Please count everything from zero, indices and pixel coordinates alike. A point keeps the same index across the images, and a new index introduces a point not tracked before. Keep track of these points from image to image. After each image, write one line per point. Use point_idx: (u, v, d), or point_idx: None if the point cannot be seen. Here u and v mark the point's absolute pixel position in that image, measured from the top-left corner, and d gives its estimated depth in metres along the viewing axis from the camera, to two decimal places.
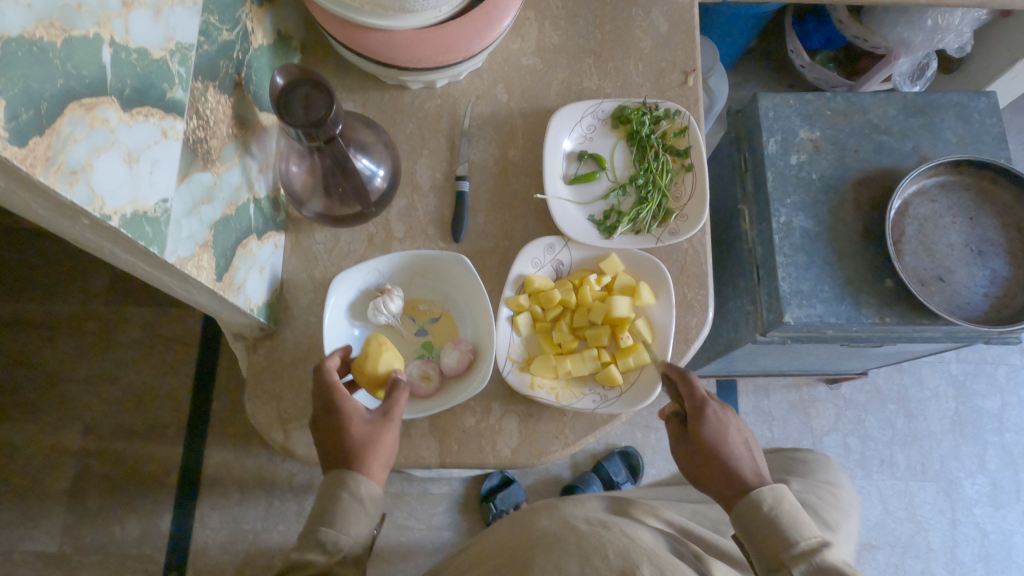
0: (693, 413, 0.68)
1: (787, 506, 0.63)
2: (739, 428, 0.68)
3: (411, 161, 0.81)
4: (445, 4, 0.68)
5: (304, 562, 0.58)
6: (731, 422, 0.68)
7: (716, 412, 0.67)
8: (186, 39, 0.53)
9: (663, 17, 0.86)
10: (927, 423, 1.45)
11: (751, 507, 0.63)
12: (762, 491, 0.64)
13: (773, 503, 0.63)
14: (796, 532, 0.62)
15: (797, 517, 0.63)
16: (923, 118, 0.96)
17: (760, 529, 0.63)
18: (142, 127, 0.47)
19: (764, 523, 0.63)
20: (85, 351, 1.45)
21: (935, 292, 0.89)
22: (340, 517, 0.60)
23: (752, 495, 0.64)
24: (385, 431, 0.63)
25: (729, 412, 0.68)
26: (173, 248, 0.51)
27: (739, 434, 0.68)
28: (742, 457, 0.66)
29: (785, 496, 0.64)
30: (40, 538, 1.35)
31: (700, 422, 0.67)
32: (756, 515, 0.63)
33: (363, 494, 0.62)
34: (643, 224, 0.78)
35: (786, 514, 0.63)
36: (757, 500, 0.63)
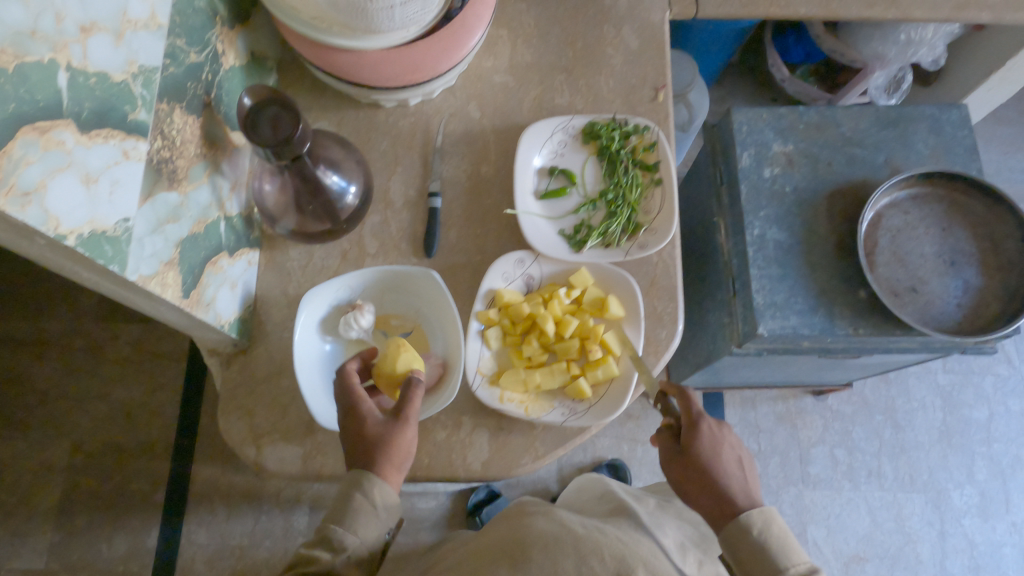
0: (689, 426, 0.70)
1: (776, 529, 0.64)
2: (733, 446, 0.70)
3: (384, 178, 0.82)
4: (413, 24, 0.69)
5: (309, 558, 0.57)
6: (725, 438, 0.70)
7: (711, 427, 0.70)
8: (149, 62, 0.54)
9: (634, 34, 0.87)
10: (915, 433, 1.45)
11: (741, 530, 0.64)
12: (751, 514, 0.65)
13: (762, 527, 0.64)
14: (787, 557, 0.63)
15: (787, 542, 0.63)
16: (896, 130, 0.97)
17: (749, 551, 0.63)
18: (101, 148, 0.48)
19: (753, 546, 0.63)
20: (73, 368, 1.46)
21: (908, 303, 0.90)
22: (350, 517, 0.60)
23: (741, 517, 0.65)
24: (400, 432, 0.62)
25: (725, 429, 0.71)
26: (135, 266, 0.52)
27: (732, 451, 0.70)
28: (733, 475, 0.68)
29: (774, 519, 0.65)
30: (27, 556, 1.35)
31: (695, 434, 0.69)
32: (745, 538, 0.64)
33: (374, 495, 0.61)
34: (613, 237, 0.79)
35: (776, 537, 0.63)
36: (747, 521, 0.64)
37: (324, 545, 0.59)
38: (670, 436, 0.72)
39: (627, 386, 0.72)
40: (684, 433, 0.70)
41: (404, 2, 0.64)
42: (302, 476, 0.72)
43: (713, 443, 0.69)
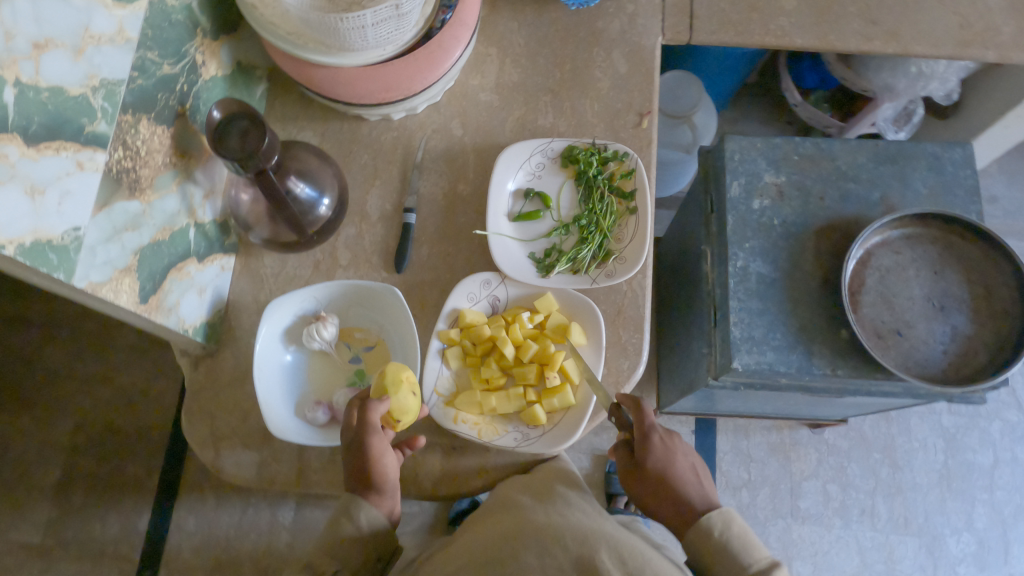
0: (642, 444, 0.68)
1: (737, 528, 0.65)
2: (684, 452, 0.70)
3: (363, 191, 0.83)
4: (389, 43, 0.70)
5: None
6: (678, 447, 0.69)
7: (663, 440, 0.69)
8: (114, 76, 0.56)
9: (623, 58, 0.87)
10: (913, 475, 1.41)
11: (703, 536, 0.65)
12: (712, 517, 0.65)
13: (722, 528, 0.65)
14: (749, 555, 0.63)
15: (747, 539, 0.64)
16: (894, 166, 0.95)
17: (711, 553, 0.64)
18: (51, 160, 0.49)
19: (716, 549, 0.64)
20: (80, 351, 1.51)
21: (891, 346, 0.87)
22: (338, 537, 0.66)
23: (702, 523, 0.65)
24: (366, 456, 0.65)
25: (676, 438, 0.70)
26: (84, 273, 0.54)
27: (686, 458, 0.70)
28: (689, 484, 0.68)
29: (733, 518, 0.65)
30: (24, 528, 1.39)
31: (649, 452, 0.68)
32: (709, 543, 0.64)
33: (357, 514, 0.66)
34: (582, 263, 0.78)
35: (736, 537, 0.64)
36: (707, 527, 0.65)
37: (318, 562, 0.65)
38: (624, 451, 0.71)
39: (579, 417, 0.71)
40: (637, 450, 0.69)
41: (375, 23, 0.65)
42: (257, 481, 0.73)
43: (666, 455, 0.68)
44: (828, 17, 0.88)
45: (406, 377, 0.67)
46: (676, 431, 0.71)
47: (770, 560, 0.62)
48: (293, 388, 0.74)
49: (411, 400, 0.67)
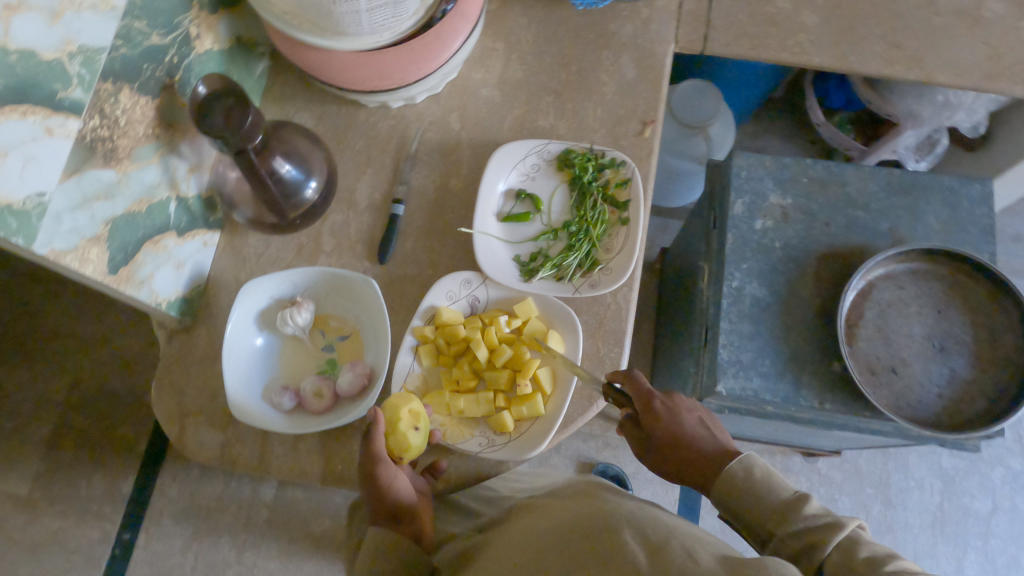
0: (643, 409, 0.67)
1: (760, 471, 0.59)
2: (690, 409, 0.68)
3: (354, 177, 0.82)
4: (386, 30, 0.68)
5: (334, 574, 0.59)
6: (681, 405, 0.68)
7: (664, 401, 0.67)
8: (94, 43, 0.55)
9: (632, 63, 0.84)
10: (906, 514, 1.37)
11: (728, 485, 0.60)
12: (731, 466, 0.60)
13: (745, 473, 0.59)
14: (778, 489, 0.57)
15: (771, 478, 0.58)
16: (907, 198, 0.91)
17: (737, 500, 0.59)
18: (16, 124, 0.49)
19: (743, 499, 0.58)
20: (81, 310, 1.52)
21: (884, 384, 0.84)
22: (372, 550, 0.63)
23: (723, 472, 0.60)
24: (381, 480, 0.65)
25: (678, 397, 0.68)
26: (47, 240, 0.54)
27: (692, 415, 0.67)
28: (703, 437, 0.65)
29: (754, 461, 0.60)
30: (12, 479, 1.41)
31: (651, 415, 0.67)
32: (733, 492, 0.59)
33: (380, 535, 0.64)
34: (566, 271, 0.77)
35: (760, 480, 0.59)
36: (729, 474, 0.60)
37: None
38: (631, 424, 0.70)
39: (546, 428, 0.70)
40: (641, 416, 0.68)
41: (370, 8, 0.63)
42: (218, 461, 0.73)
43: (670, 416, 0.66)
44: (850, 37, 0.85)
45: (408, 411, 0.67)
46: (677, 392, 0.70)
47: (799, 492, 0.57)
48: (263, 371, 0.73)
49: (413, 436, 0.66)
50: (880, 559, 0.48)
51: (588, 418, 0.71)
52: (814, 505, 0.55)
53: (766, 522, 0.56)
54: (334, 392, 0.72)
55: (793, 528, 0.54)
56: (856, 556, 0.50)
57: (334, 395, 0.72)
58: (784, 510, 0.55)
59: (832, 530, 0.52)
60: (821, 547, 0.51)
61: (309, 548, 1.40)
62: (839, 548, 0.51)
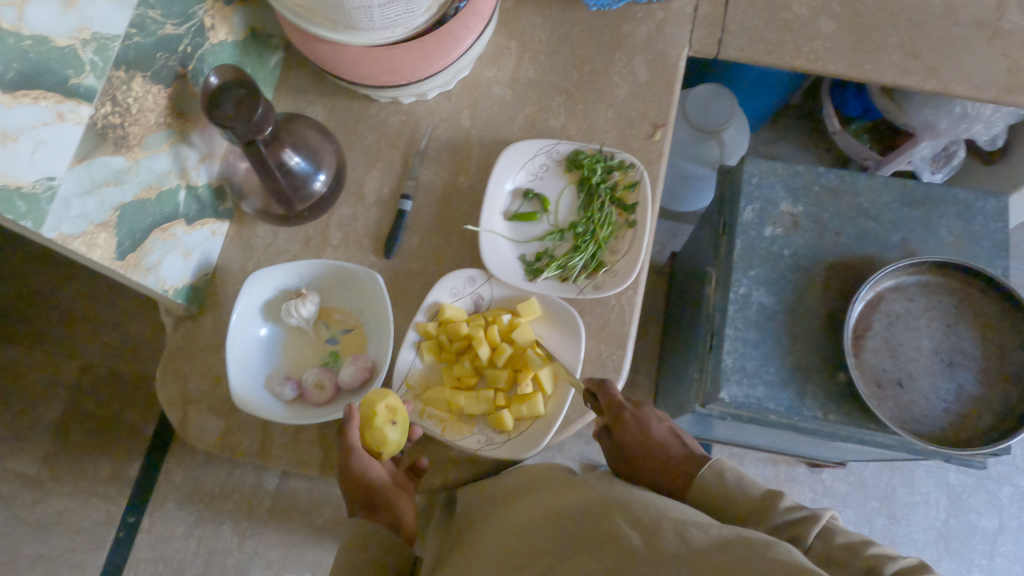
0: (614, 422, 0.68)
1: (731, 475, 0.60)
2: (660, 420, 0.70)
3: (363, 171, 0.82)
4: (398, 26, 0.68)
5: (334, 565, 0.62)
6: (651, 415, 0.70)
7: (633, 413, 0.69)
8: (107, 30, 0.56)
9: (645, 66, 0.84)
10: (910, 529, 1.35)
11: (701, 493, 0.60)
12: (703, 474, 0.61)
13: (717, 479, 0.60)
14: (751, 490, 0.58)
15: (743, 477, 0.59)
16: (920, 210, 0.90)
17: (718, 507, 0.59)
18: (27, 109, 0.49)
19: (713, 501, 0.59)
20: (93, 293, 1.53)
21: (889, 397, 0.83)
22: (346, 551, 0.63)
23: (696, 481, 0.61)
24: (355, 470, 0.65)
25: (647, 407, 0.70)
26: (55, 224, 0.54)
27: (660, 425, 0.69)
28: (673, 447, 0.67)
29: (725, 467, 0.61)
30: (21, 458, 1.43)
31: (622, 427, 0.68)
32: (705, 496, 0.60)
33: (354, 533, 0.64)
34: (571, 271, 0.77)
35: (732, 481, 0.60)
36: (701, 482, 0.61)
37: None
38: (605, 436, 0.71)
39: (545, 428, 0.70)
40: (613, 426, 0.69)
41: (382, 4, 0.63)
42: (219, 449, 0.73)
43: (640, 427, 0.68)
44: (867, 45, 0.84)
45: (384, 407, 0.64)
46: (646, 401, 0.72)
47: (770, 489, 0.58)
48: (265, 361, 0.74)
49: (391, 433, 0.64)
50: (858, 544, 0.50)
51: (587, 421, 0.72)
52: (788, 501, 0.56)
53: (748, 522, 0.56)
54: (337, 384, 0.72)
55: (772, 524, 0.55)
56: (834, 541, 0.51)
57: (337, 387, 0.72)
58: (761, 508, 0.56)
59: (808, 521, 0.53)
60: (802, 538, 0.52)
61: (310, 538, 1.41)
62: (819, 536, 0.52)
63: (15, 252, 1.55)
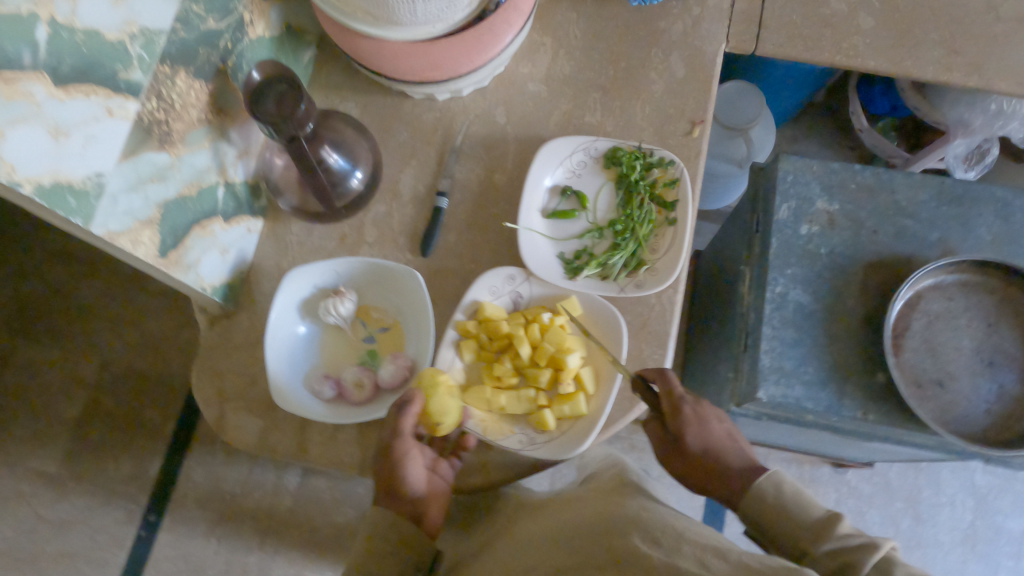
0: (671, 414, 0.67)
1: (790, 489, 0.61)
2: (718, 418, 0.68)
3: (397, 168, 0.81)
4: (439, 21, 0.68)
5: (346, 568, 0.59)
6: (711, 413, 0.68)
7: (694, 409, 0.67)
8: (154, 25, 0.55)
9: (681, 62, 0.83)
10: (936, 530, 1.34)
11: (756, 501, 0.61)
12: (761, 482, 0.61)
13: (776, 491, 0.60)
14: (806, 512, 0.58)
15: (802, 494, 0.59)
16: (958, 208, 0.89)
17: (771, 519, 0.59)
18: (78, 104, 0.49)
19: (768, 510, 0.59)
20: (113, 291, 1.53)
21: (930, 397, 0.82)
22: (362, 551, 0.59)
23: (753, 489, 0.61)
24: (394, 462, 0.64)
25: (707, 404, 0.68)
26: (103, 220, 0.53)
27: (721, 425, 0.68)
28: (730, 451, 0.66)
29: (783, 479, 0.61)
30: (42, 457, 1.43)
31: (679, 421, 0.66)
32: (761, 504, 0.60)
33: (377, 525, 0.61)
34: (611, 270, 0.76)
35: (791, 496, 0.60)
36: (759, 491, 0.61)
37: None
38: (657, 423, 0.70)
39: (587, 428, 0.69)
40: (670, 419, 0.67)
41: None
42: (257, 448, 0.73)
43: (699, 424, 0.67)
44: (907, 41, 0.82)
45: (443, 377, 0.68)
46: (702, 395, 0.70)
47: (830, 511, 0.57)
48: (303, 360, 0.73)
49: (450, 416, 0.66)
50: None
51: (629, 420, 0.71)
52: (847, 525, 0.55)
53: (802, 539, 0.56)
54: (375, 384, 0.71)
55: (828, 547, 0.54)
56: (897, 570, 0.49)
57: (376, 387, 0.72)
58: (819, 528, 0.56)
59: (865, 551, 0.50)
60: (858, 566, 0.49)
61: (331, 537, 1.40)
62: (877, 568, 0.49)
63: (34, 249, 1.55)
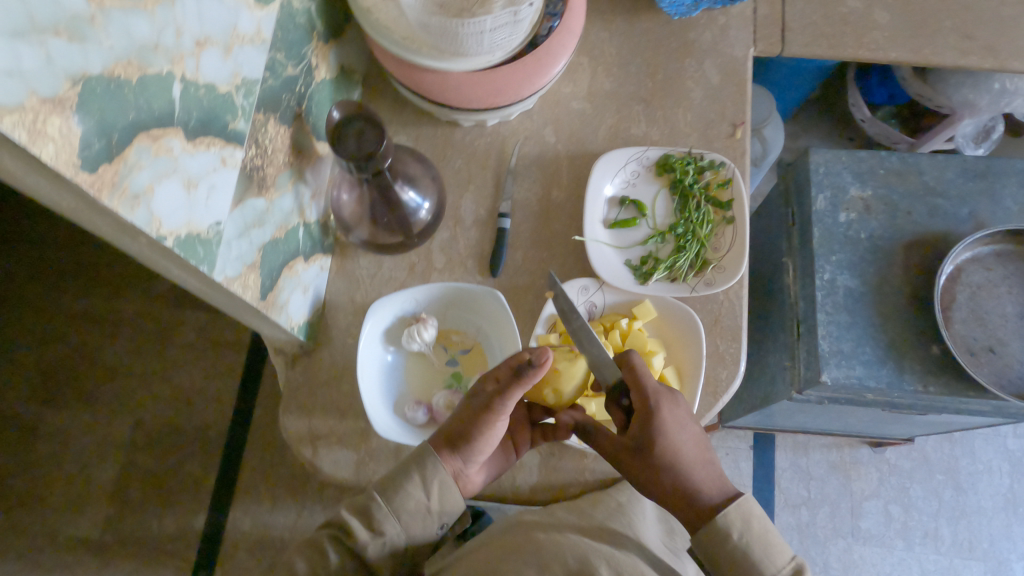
0: (645, 419, 0.62)
1: (757, 524, 0.59)
2: (691, 425, 0.63)
3: (457, 195, 0.84)
4: (499, 49, 0.71)
5: (347, 530, 0.63)
6: (685, 418, 0.63)
7: (669, 413, 0.62)
8: (252, 74, 0.57)
9: (715, 68, 0.87)
10: (978, 498, 1.38)
11: (717, 538, 0.59)
12: (730, 515, 0.59)
13: (743, 526, 0.59)
14: (768, 564, 0.59)
15: (768, 537, 0.59)
16: (984, 183, 0.94)
17: (730, 562, 0.59)
18: (202, 156, 0.50)
19: (732, 552, 0.59)
20: (140, 348, 1.52)
21: (984, 363, 0.86)
22: (398, 498, 0.63)
23: (718, 522, 0.59)
24: (479, 429, 0.63)
25: (682, 407, 0.64)
26: (222, 267, 0.55)
27: (693, 437, 0.63)
28: (698, 466, 0.62)
29: (753, 515, 0.59)
30: (84, 524, 1.41)
31: (654, 427, 0.61)
32: (724, 544, 0.59)
33: (430, 482, 0.64)
34: (679, 272, 0.79)
35: (757, 537, 0.59)
36: (726, 530, 0.58)
37: (362, 517, 0.63)
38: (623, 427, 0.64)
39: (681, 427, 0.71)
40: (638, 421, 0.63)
41: (493, 28, 0.66)
42: (354, 480, 0.74)
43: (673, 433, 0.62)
44: (924, 31, 0.87)
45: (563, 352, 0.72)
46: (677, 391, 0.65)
47: (793, 561, 0.59)
48: (391, 387, 0.75)
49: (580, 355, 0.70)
50: None
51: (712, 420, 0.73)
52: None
53: None
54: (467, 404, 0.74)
55: None
56: None
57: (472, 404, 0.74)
58: None
59: None
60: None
61: None
62: None
63: (57, 314, 1.54)
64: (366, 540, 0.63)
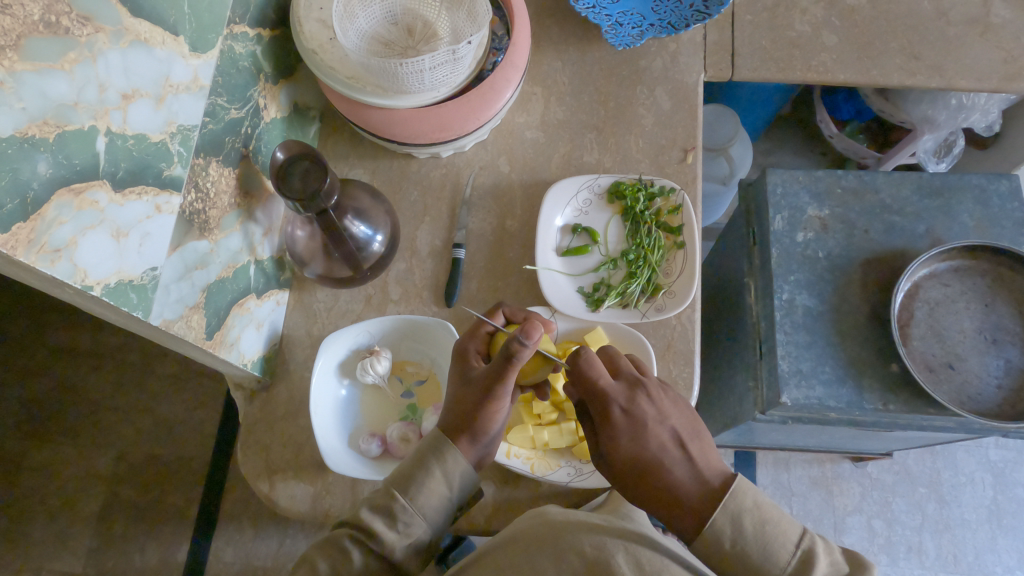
0: (603, 418, 0.63)
1: (750, 523, 0.57)
2: (657, 419, 0.62)
3: (412, 227, 0.85)
4: (443, 85, 0.73)
5: (370, 530, 0.58)
6: (646, 414, 0.62)
7: (625, 410, 0.62)
8: (188, 121, 0.58)
9: (666, 95, 0.88)
10: (961, 510, 1.37)
11: (714, 545, 0.57)
12: (718, 522, 0.57)
13: (735, 532, 0.57)
14: (771, 565, 0.56)
15: (762, 533, 0.56)
16: (939, 199, 0.94)
17: (731, 564, 0.57)
18: (133, 205, 0.51)
19: (730, 555, 0.56)
20: (122, 380, 1.53)
21: (943, 380, 0.86)
22: (420, 492, 0.60)
23: (708, 531, 0.57)
24: (488, 411, 0.61)
25: (644, 401, 0.63)
26: (159, 311, 0.56)
27: (660, 431, 0.62)
28: (669, 462, 0.60)
29: (742, 514, 0.57)
30: (67, 558, 1.41)
31: (612, 426, 0.62)
32: (721, 550, 0.57)
33: (452, 475, 0.60)
34: (631, 297, 0.81)
35: (753, 537, 0.56)
36: (716, 534, 0.56)
37: (386, 518, 0.59)
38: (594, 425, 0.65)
39: None
40: (600, 424, 0.63)
41: (432, 67, 0.67)
42: (311, 514, 0.74)
43: (636, 431, 0.62)
44: (870, 52, 0.88)
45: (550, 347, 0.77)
46: (643, 381, 0.64)
47: (802, 548, 0.56)
48: (346, 421, 0.76)
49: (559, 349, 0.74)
50: None
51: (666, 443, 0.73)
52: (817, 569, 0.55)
53: None
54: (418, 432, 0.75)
55: None
56: None
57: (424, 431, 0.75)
58: None
59: None
60: None
61: None
62: None
63: (40, 348, 1.55)
64: (392, 539, 0.58)
